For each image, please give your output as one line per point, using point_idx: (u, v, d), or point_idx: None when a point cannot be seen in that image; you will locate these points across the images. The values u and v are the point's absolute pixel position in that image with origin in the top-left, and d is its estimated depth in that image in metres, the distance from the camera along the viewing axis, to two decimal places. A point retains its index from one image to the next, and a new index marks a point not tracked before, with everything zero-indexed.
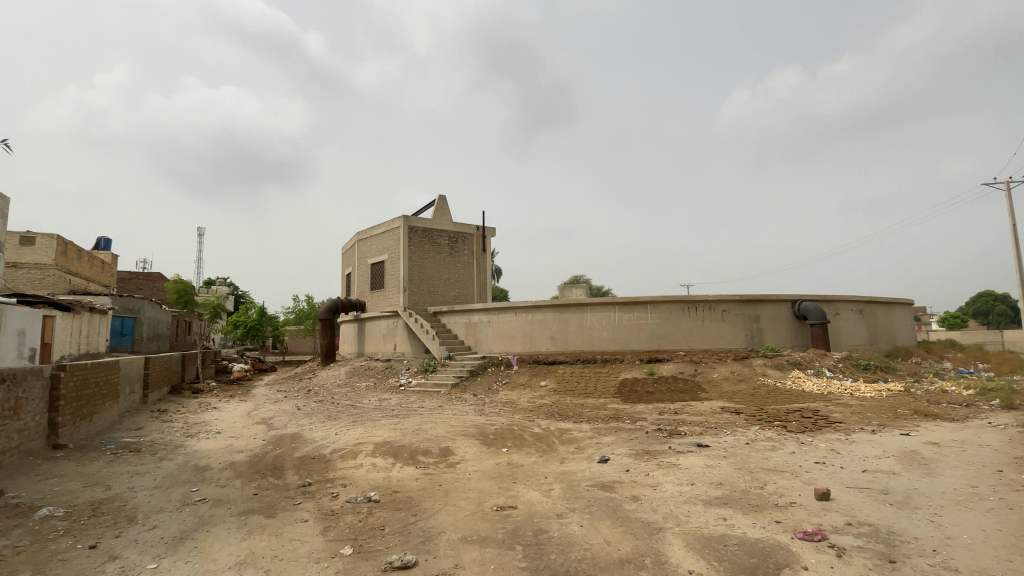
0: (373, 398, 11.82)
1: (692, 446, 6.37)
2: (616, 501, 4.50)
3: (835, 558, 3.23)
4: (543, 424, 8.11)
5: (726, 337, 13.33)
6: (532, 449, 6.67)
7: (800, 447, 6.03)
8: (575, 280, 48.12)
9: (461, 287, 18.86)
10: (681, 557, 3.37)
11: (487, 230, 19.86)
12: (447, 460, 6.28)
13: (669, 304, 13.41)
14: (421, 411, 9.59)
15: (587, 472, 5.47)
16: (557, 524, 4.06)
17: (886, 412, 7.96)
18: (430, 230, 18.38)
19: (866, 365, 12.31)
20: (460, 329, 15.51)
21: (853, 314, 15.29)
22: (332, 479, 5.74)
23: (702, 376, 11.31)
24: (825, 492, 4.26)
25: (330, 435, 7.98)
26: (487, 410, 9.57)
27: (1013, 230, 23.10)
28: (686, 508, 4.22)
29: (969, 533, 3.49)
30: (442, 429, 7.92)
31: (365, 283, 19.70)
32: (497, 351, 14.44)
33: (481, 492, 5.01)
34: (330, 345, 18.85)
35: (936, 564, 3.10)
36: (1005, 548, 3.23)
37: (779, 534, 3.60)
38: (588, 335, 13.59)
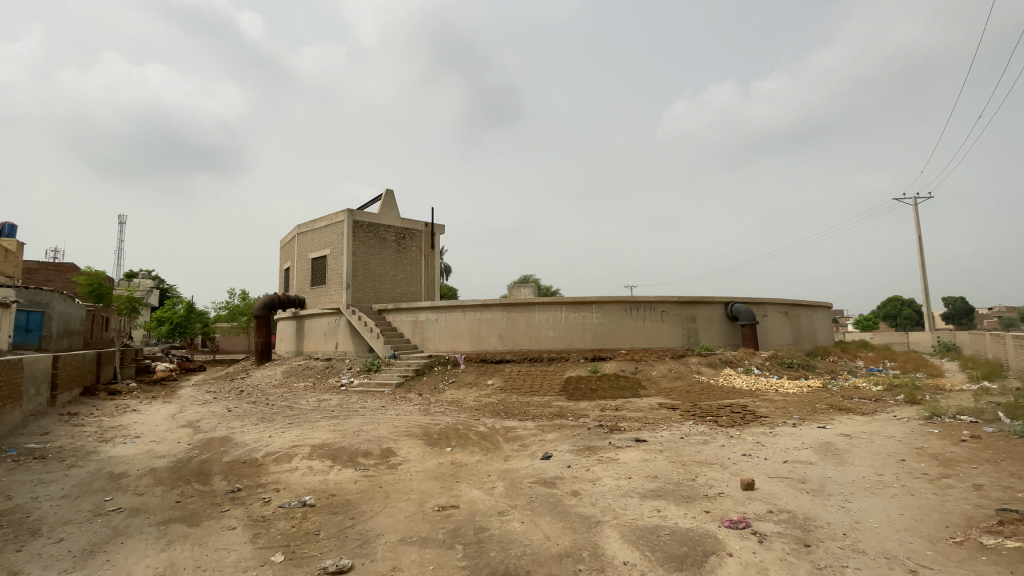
0: (311, 399, 11.33)
1: (630, 441, 6.59)
2: (556, 496, 4.58)
3: (757, 544, 3.44)
4: (488, 422, 8.11)
5: (665, 337, 13.89)
6: (475, 447, 6.66)
7: (729, 441, 6.39)
8: (522, 279, 48.66)
9: (407, 284, 18.50)
10: (617, 549, 3.47)
11: (436, 227, 19.62)
12: (389, 461, 6.14)
13: (613, 304, 13.80)
14: (362, 412, 9.34)
15: (529, 469, 5.51)
16: (498, 522, 4.07)
17: (806, 407, 8.58)
18: (377, 226, 17.91)
19: (790, 363, 13.21)
20: (407, 328, 15.24)
21: (779, 316, 16.38)
22: (264, 484, 5.46)
23: (642, 374, 11.71)
24: (750, 481, 4.53)
25: (263, 438, 7.59)
26: (432, 409, 9.44)
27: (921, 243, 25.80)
28: (623, 502, 4.35)
29: (874, 517, 3.82)
30: (384, 429, 7.75)
31: (305, 279, 18.90)
32: (444, 350, 14.28)
33: (423, 492, 4.92)
34: (265, 343, 17.94)
35: (846, 546, 3.37)
36: (905, 531, 3.55)
37: (708, 523, 3.79)
38: (535, 333, 13.73)
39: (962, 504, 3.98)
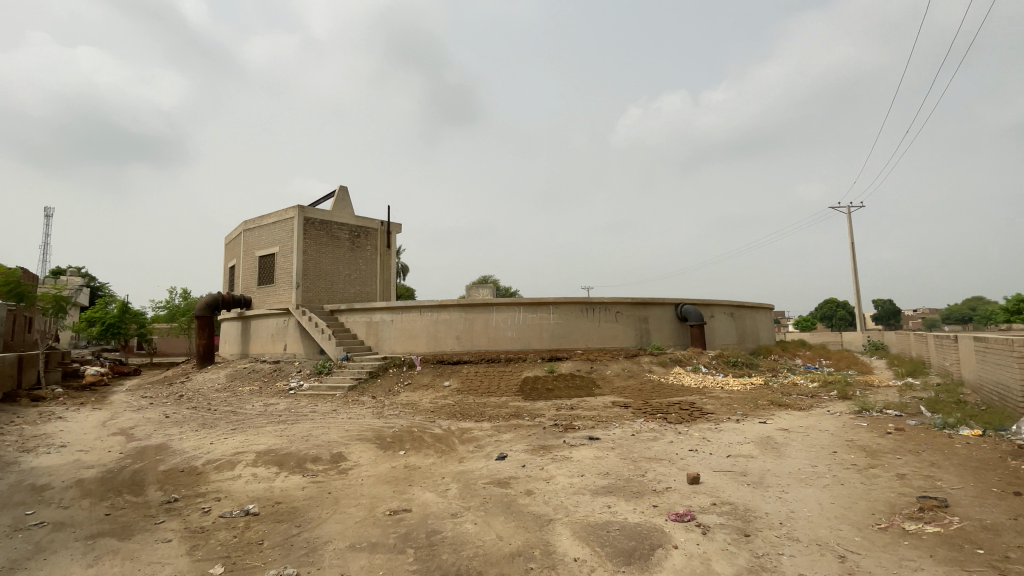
0: (257, 403, 10.84)
1: (584, 439, 6.70)
2: (510, 496, 4.59)
3: (701, 535, 3.57)
4: (443, 424, 8.04)
5: (620, 337, 14.23)
6: (430, 450, 6.58)
7: (677, 437, 6.62)
8: (480, 280, 48.53)
9: (361, 284, 18.07)
10: (568, 546, 3.52)
11: (392, 226, 19.28)
12: (339, 466, 5.96)
13: (570, 305, 14.00)
14: (312, 416, 9.03)
15: (483, 470, 5.49)
16: (450, 524, 4.03)
17: (749, 403, 9.03)
18: (330, 223, 17.39)
19: (735, 361, 13.85)
20: (361, 329, 14.88)
21: (725, 317, 17.14)
22: (204, 494, 5.17)
23: (596, 373, 11.94)
24: (695, 476, 4.70)
25: (204, 445, 7.19)
26: (386, 412, 9.25)
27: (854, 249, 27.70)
28: (575, 499, 4.42)
29: (807, 506, 4.06)
30: (335, 434, 7.53)
31: (251, 278, 18.09)
32: (399, 351, 14.03)
33: (374, 497, 4.81)
34: (207, 345, 17.04)
35: (782, 535, 3.56)
36: (835, 519, 3.79)
37: (656, 517, 3.90)
38: (492, 334, 13.72)
39: (886, 492, 4.28)
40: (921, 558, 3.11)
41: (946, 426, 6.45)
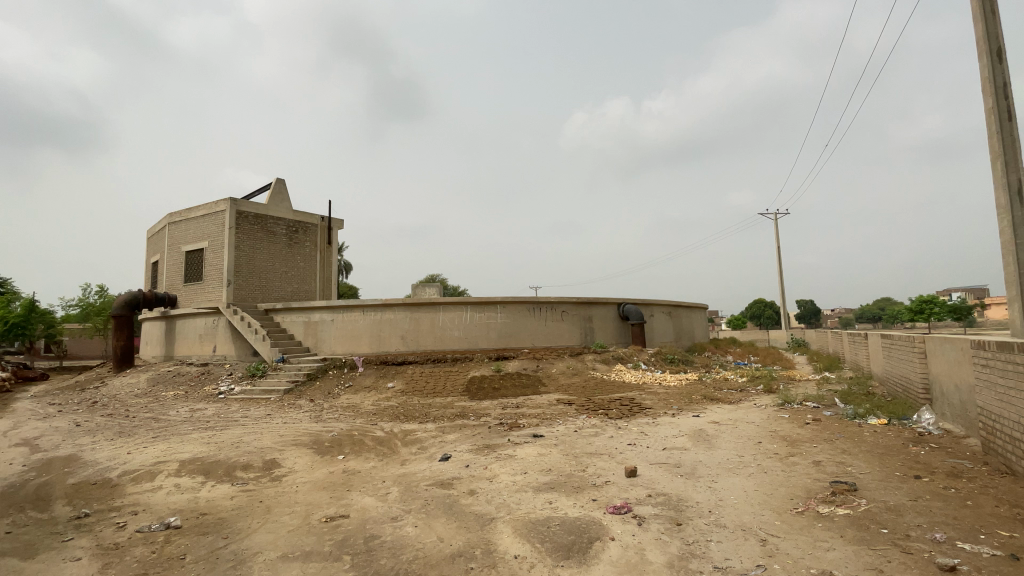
0: (182, 409, 10.11)
1: (528, 437, 6.76)
2: (452, 497, 4.55)
3: (637, 527, 3.70)
4: (386, 426, 7.85)
5: (565, 336, 14.49)
6: (370, 453, 6.40)
7: (617, 432, 6.83)
8: (428, 279, 47.90)
9: (300, 282, 17.32)
10: (509, 543, 3.53)
11: (333, 222, 18.61)
12: (272, 473, 5.67)
13: (517, 305, 14.09)
14: (244, 422, 8.55)
15: (426, 472, 5.41)
16: (390, 528, 3.94)
17: (684, 398, 9.48)
18: (265, 217, 16.52)
19: (672, 358, 14.49)
20: (299, 329, 14.25)
21: (664, 316, 17.90)
22: (118, 508, 4.76)
23: (542, 371, 12.09)
24: (632, 469, 4.87)
25: (120, 455, 6.61)
26: (324, 415, 8.92)
27: (781, 256, 29.83)
28: (517, 497, 4.45)
29: (734, 494, 4.31)
30: (269, 439, 7.16)
31: (177, 274, 16.87)
32: (340, 352, 13.56)
33: (309, 504, 4.62)
34: (126, 347, 15.72)
35: (711, 522, 3.75)
36: (759, 505, 4.04)
37: (594, 511, 4.00)
38: (438, 334, 13.54)
39: (803, 479, 4.62)
40: (833, 538, 3.37)
41: (857, 415, 7.05)
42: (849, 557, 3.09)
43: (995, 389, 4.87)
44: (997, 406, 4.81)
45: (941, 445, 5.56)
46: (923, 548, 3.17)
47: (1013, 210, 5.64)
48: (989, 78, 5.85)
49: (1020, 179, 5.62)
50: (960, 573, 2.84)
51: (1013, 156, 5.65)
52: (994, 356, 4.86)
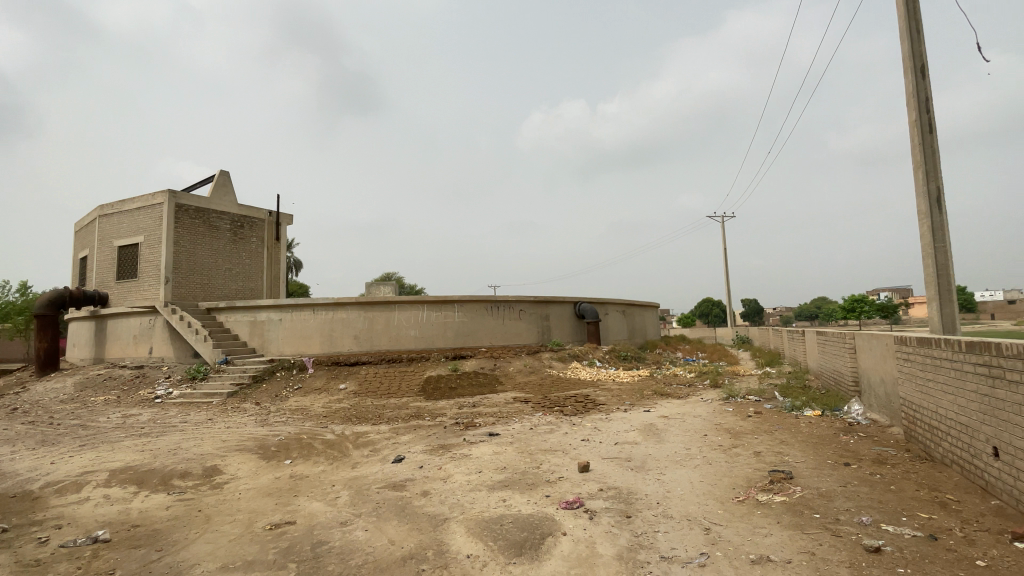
0: (114, 415, 9.43)
1: (483, 436, 6.74)
2: (405, 499, 4.47)
3: (588, 521, 3.76)
4: (337, 429, 7.63)
5: (522, 335, 14.57)
6: (320, 457, 6.20)
7: (571, 428, 6.94)
8: (384, 276, 47.00)
9: (246, 280, 16.55)
10: (461, 543, 3.51)
11: (282, 217, 17.91)
12: (213, 481, 5.38)
13: (474, 304, 14.03)
14: (183, 427, 8.08)
15: (378, 475, 5.29)
16: (339, 533, 3.83)
17: (636, 393, 9.75)
18: (207, 211, 15.68)
19: (625, 356, 14.88)
20: (244, 330, 13.62)
21: (618, 314, 18.34)
22: (38, 522, 4.37)
23: (499, 370, 12.10)
24: (585, 464, 4.96)
25: (41, 465, 6.09)
26: (272, 419, 8.56)
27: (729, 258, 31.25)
28: (471, 496, 4.43)
29: (681, 485, 4.47)
30: (210, 445, 6.80)
31: (108, 271, 15.72)
32: (289, 353, 13.05)
33: (252, 512, 4.41)
34: (50, 349, 14.52)
35: (658, 513, 3.87)
36: (704, 495, 4.20)
37: (547, 507, 4.04)
38: (393, 333, 13.27)
39: (745, 469, 4.86)
40: (770, 524, 3.55)
41: (795, 407, 7.46)
42: (785, 542, 3.26)
43: (916, 381, 5.28)
44: (918, 397, 5.21)
45: (869, 433, 5.98)
46: (850, 530, 3.39)
47: (932, 216, 6.14)
48: (913, 93, 6.33)
49: (938, 188, 6.13)
50: (883, 553, 3.05)
51: (933, 166, 6.14)
52: (915, 351, 5.27)
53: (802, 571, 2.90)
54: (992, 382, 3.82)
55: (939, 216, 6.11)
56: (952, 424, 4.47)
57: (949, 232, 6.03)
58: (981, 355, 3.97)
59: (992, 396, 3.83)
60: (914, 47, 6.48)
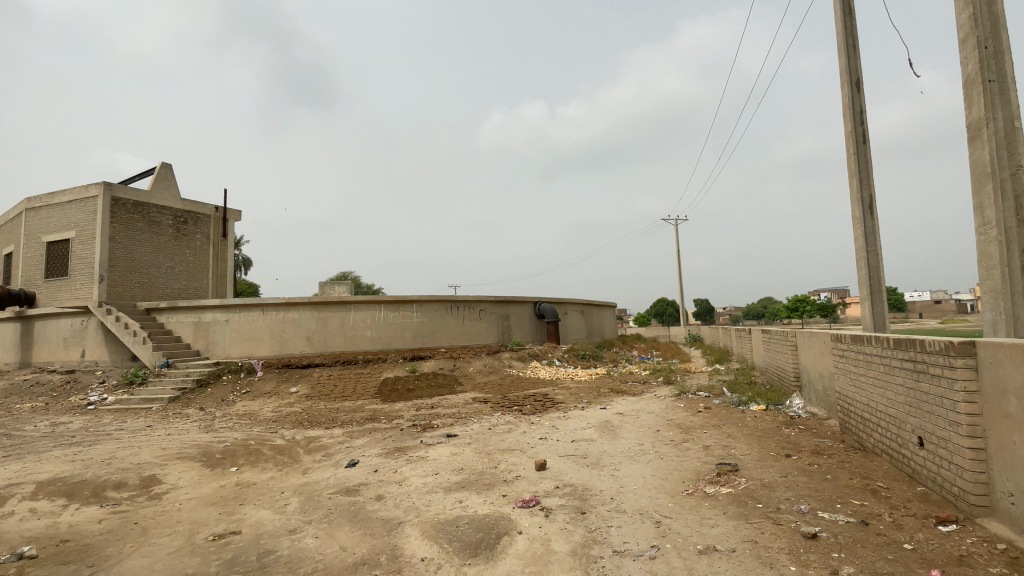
0: (40, 423, 8.73)
1: (441, 437, 6.67)
2: (358, 504, 4.36)
3: (543, 518, 3.79)
4: (288, 434, 7.36)
5: (481, 335, 14.54)
6: (269, 463, 5.96)
7: (529, 427, 6.98)
8: (340, 276, 45.79)
9: (189, 278, 15.71)
10: (415, 546, 3.45)
11: (229, 213, 17.11)
12: (151, 491, 5.07)
13: (433, 304, 13.87)
14: (119, 435, 7.57)
15: (330, 480, 5.13)
16: (287, 541, 3.69)
17: (593, 391, 9.92)
18: (147, 206, 14.77)
19: (584, 355, 15.13)
20: (187, 331, 12.92)
21: (577, 314, 18.62)
22: None
23: (458, 370, 12.02)
24: (542, 462, 5.00)
25: None
26: (217, 425, 8.16)
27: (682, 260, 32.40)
28: (427, 498, 4.37)
29: (634, 480, 4.58)
30: (149, 454, 6.40)
31: (35, 268, 14.54)
32: (236, 355, 12.48)
33: (194, 523, 4.19)
34: None
35: (612, 508, 3.95)
36: (655, 489, 4.32)
37: (503, 507, 4.04)
38: (349, 334, 12.93)
39: (694, 462, 5.03)
40: (717, 515, 3.70)
41: (742, 402, 7.80)
42: (730, 531, 3.40)
43: (850, 376, 5.62)
44: (852, 391, 5.56)
45: (808, 426, 6.32)
46: (790, 518, 3.57)
47: (865, 221, 6.55)
48: (849, 105, 6.74)
49: (871, 195, 6.54)
50: (819, 539, 3.23)
51: (866, 174, 6.57)
52: (849, 348, 5.62)
53: (745, 559, 3.03)
54: (916, 376, 4.12)
55: (871, 221, 6.52)
56: (882, 416, 4.79)
57: (880, 237, 6.46)
58: (907, 350, 4.27)
59: (917, 388, 4.13)
60: (851, 62, 6.91)
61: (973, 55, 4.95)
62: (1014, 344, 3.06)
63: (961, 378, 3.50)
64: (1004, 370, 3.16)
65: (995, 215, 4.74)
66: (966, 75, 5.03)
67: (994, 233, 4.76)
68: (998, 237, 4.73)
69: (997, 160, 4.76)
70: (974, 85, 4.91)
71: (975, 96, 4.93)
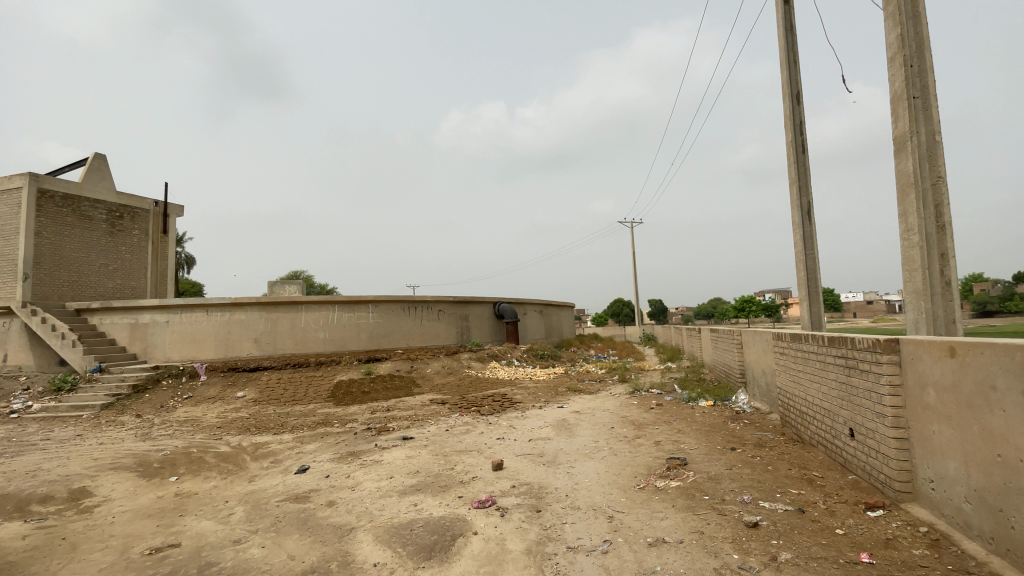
0: None
1: (396, 440, 6.56)
2: (308, 511, 4.22)
3: (499, 518, 3.79)
4: (234, 441, 7.03)
5: (440, 336, 14.40)
6: (213, 472, 5.67)
7: (487, 427, 6.97)
8: (292, 276, 44.09)
9: (126, 277, 14.75)
10: (368, 552, 3.37)
11: (170, 208, 16.20)
12: (80, 504, 4.71)
13: (390, 304, 13.61)
14: (44, 446, 7.00)
15: (279, 487, 4.95)
16: (231, 552, 3.52)
17: (551, 391, 10.03)
18: (78, 198, 13.75)
19: (542, 355, 15.26)
20: (123, 333, 12.12)
21: (536, 314, 18.77)
22: None
23: (416, 372, 11.86)
24: (498, 462, 5.00)
25: None
26: (156, 433, 7.69)
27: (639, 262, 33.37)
28: (381, 502, 4.28)
29: (589, 477, 4.66)
30: (79, 465, 5.96)
31: None
32: (177, 358, 11.81)
33: (129, 536, 3.93)
34: None
35: (567, 505, 4.01)
36: (609, 485, 4.42)
37: (459, 508, 4.02)
38: (300, 336, 12.49)
39: (646, 458, 5.18)
40: (667, 508, 3.82)
41: (691, 399, 8.09)
42: (679, 523, 3.52)
43: (790, 372, 5.95)
44: (791, 386, 5.88)
45: (752, 420, 6.64)
46: (734, 509, 3.73)
47: (804, 226, 6.95)
48: (790, 116, 7.13)
49: (809, 202, 6.96)
50: (759, 527, 3.40)
51: (805, 182, 6.97)
52: (789, 346, 5.94)
53: (692, 550, 3.14)
54: (848, 371, 4.41)
55: (809, 226, 6.92)
56: (818, 410, 5.09)
57: (817, 241, 6.87)
58: (840, 348, 4.56)
59: (848, 383, 4.41)
60: (792, 75, 7.31)
61: (899, 72, 5.34)
62: (932, 340, 3.33)
63: (886, 372, 3.77)
64: (924, 365, 3.42)
65: (917, 222, 5.13)
66: (894, 91, 5.42)
67: (916, 239, 5.15)
68: (919, 243, 5.12)
69: (920, 170, 5.16)
70: (901, 101, 5.31)
71: (901, 110, 5.32)
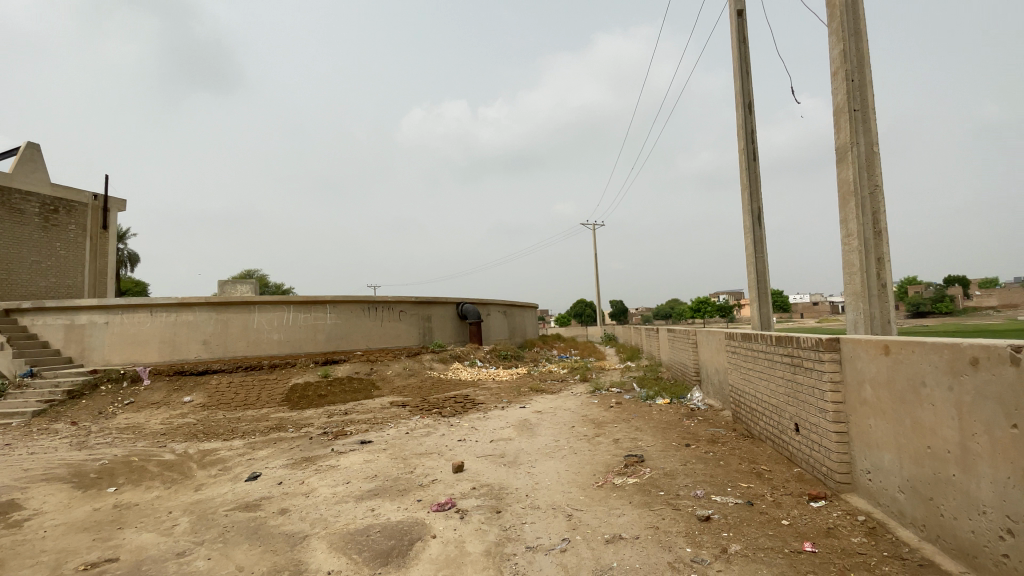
0: None
1: (355, 444, 6.41)
2: (259, 519, 4.06)
3: (458, 521, 3.76)
4: (180, 448, 6.68)
5: (401, 337, 14.19)
6: (157, 481, 5.37)
7: (449, 429, 6.91)
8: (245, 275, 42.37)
9: (60, 275, 13.77)
10: (322, 560, 3.28)
11: (110, 202, 15.27)
12: (6, 519, 4.36)
13: (349, 304, 13.29)
14: None
15: (228, 495, 4.74)
16: (175, 565, 3.35)
17: (514, 391, 10.07)
18: (8, 190, 12.72)
19: (505, 356, 15.28)
20: (56, 335, 11.31)
21: (499, 315, 18.78)
22: None
23: (376, 374, 11.61)
24: (459, 464, 4.97)
25: None
26: (93, 441, 7.21)
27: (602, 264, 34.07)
28: (337, 508, 4.17)
29: (549, 476, 4.70)
30: (3, 477, 5.50)
31: None
32: (117, 362, 11.11)
33: (61, 551, 3.67)
34: None
35: (526, 505, 4.03)
36: (568, 484, 4.47)
37: (418, 512, 3.96)
38: (253, 337, 12.01)
39: (605, 456, 5.27)
40: (623, 505, 3.90)
41: (649, 397, 8.29)
42: (635, 519, 3.60)
43: (741, 370, 6.19)
44: (742, 383, 6.12)
45: (705, 417, 6.87)
46: (688, 504, 3.85)
47: (754, 231, 7.25)
48: (742, 124, 7.42)
49: (759, 207, 7.26)
50: (711, 521, 3.52)
51: (755, 188, 7.28)
52: (740, 345, 6.19)
53: (647, 545, 3.22)
54: (793, 369, 4.62)
55: (759, 230, 7.23)
56: (766, 407, 5.31)
57: (766, 245, 7.18)
58: (786, 347, 4.78)
59: (794, 380, 4.63)
60: (744, 85, 7.61)
61: (842, 86, 5.65)
62: (868, 339, 3.54)
63: (828, 370, 3.98)
64: (861, 363, 3.64)
65: (857, 228, 5.43)
66: (836, 104, 5.74)
67: (855, 244, 5.46)
68: (858, 247, 5.44)
69: (859, 179, 5.47)
70: (843, 113, 5.61)
71: (843, 122, 5.62)
